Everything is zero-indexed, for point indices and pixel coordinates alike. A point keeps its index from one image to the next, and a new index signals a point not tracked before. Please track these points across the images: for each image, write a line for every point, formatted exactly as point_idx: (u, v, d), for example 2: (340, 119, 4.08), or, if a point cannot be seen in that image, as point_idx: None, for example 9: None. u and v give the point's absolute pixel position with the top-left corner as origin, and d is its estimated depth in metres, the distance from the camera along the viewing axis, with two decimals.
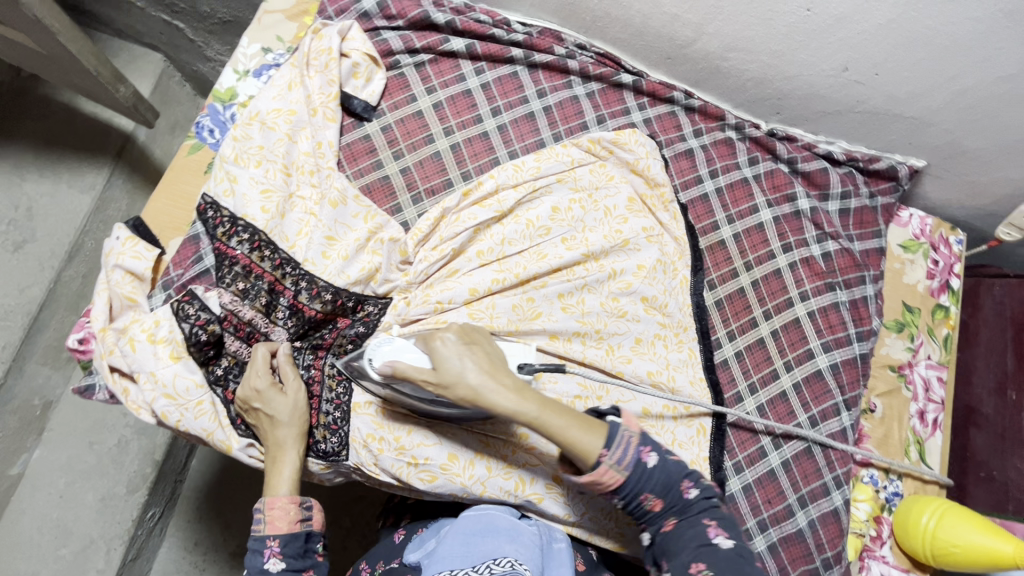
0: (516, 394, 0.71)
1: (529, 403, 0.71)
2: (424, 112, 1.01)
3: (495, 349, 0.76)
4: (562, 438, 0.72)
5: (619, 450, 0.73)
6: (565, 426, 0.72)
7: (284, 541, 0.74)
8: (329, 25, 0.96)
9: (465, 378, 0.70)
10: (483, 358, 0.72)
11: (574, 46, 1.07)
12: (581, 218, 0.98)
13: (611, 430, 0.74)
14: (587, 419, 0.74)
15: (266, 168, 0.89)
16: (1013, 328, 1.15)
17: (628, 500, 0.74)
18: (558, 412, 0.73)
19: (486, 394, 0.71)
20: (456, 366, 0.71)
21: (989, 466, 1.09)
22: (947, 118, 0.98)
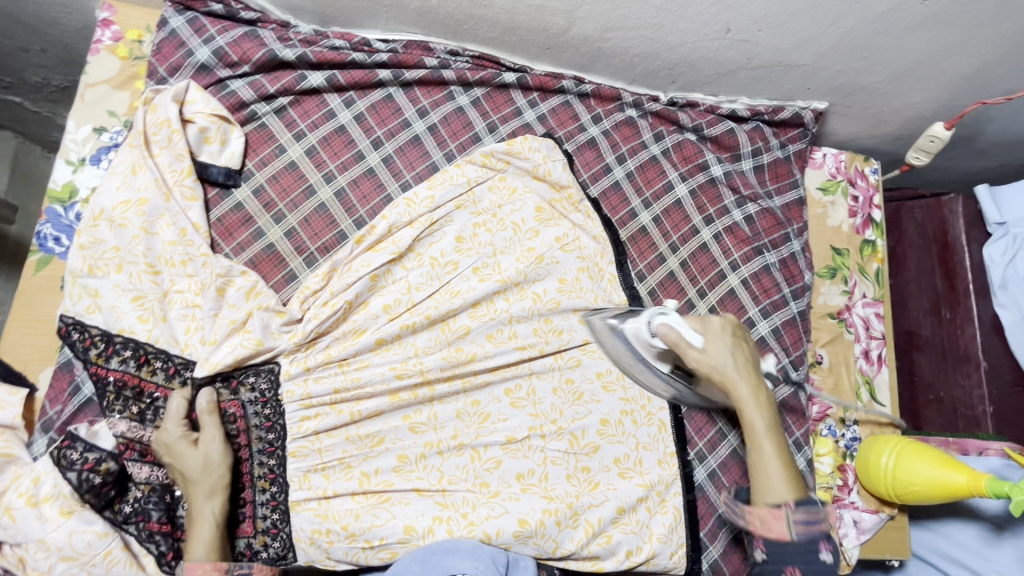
0: (761, 403, 0.84)
1: (759, 418, 0.83)
2: (297, 163, 0.91)
3: (754, 354, 0.88)
4: (760, 459, 0.82)
5: (803, 515, 0.76)
6: (774, 453, 0.81)
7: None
8: (162, 91, 0.85)
9: (722, 365, 0.84)
10: (747, 360, 0.86)
11: (447, 54, 0.98)
12: (489, 242, 0.92)
13: (808, 496, 0.78)
14: (795, 474, 0.81)
15: (129, 271, 0.79)
16: (937, 248, 1.16)
17: (771, 558, 0.77)
18: (773, 442, 0.82)
19: (735, 383, 0.84)
20: (725, 352, 0.85)
21: (936, 387, 1.12)
22: (838, 60, 0.95)
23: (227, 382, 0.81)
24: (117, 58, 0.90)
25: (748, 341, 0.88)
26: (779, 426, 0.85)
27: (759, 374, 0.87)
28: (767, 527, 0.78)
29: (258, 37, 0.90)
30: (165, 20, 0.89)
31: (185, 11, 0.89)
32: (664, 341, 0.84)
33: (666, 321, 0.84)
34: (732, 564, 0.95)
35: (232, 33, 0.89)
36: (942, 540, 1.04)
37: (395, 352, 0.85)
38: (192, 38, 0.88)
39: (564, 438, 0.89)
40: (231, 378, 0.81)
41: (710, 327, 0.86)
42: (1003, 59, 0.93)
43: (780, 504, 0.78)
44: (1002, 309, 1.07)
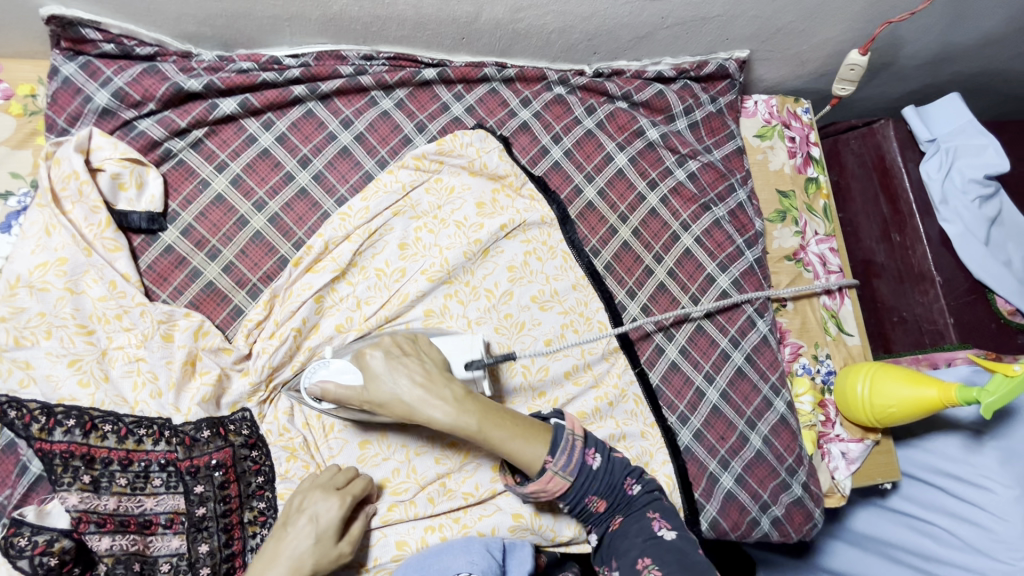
0: (447, 403, 0.70)
1: (465, 421, 0.69)
2: (224, 195, 0.88)
3: (427, 362, 0.73)
4: (497, 448, 0.71)
5: (563, 457, 0.72)
6: (508, 439, 0.70)
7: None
8: (62, 142, 0.79)
9: (397, 395, 0.70)
10: (419, 373, 0.71)
11: (360, 60, 0.95)
12: (433, 243, 0.92)
13: (555, 437, 0.73)
14: (531, 428, 0.73)
15: (59, 336, 0.75)
16: (878, 173, 1.18)
17: (574, 505, 0.76)
18: (497, 425, 0.70)
19: (423, 416, 0.69)
20: (387, 386, 0.71)
21: (899, 309, 1.13)
22: (749, 5, 0.95)
23: (180, 440, 0.75)
24: (11, 116, 0.86)
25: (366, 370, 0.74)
26: (491, 405, 0.72)
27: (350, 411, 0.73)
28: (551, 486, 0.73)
29: (159, 71, 0.86)
30: (56, 68, 0.84)
31: (76, 56, 0.84)
32: (330, 399, 0.75)
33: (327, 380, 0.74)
34: (731, 518, 0.94)
35: (131, 71, 0.85)
36: (928, 455, 1.06)
37: None
38: (88, 84, 0.84)
39: None
40: (216, 425, 0.78)
41: (375, 366, 0.72)
42: None
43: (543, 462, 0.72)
44: (946, 224, 1.11)
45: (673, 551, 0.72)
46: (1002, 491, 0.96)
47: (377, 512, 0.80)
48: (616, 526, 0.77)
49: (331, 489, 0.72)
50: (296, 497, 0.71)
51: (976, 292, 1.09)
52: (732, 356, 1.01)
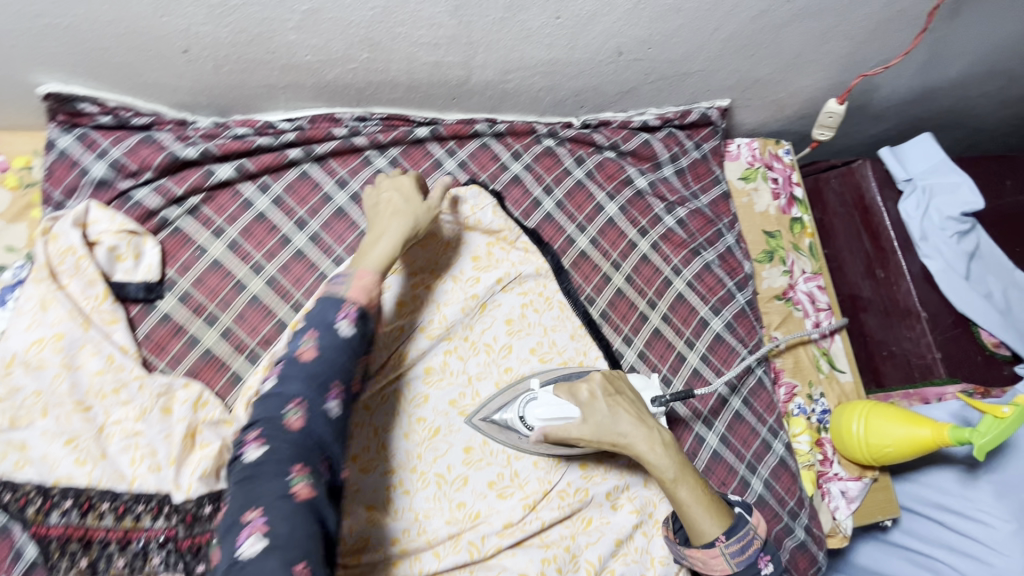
0: (661, 448, 0.80)
1: (666, 468, 0.79)
2: (221, 260, 0.88)
3: (636, 403, 0.84)
4: (683, 510, 0.79)
5: (736, 545, 0.77)
6: (694, 499, 0.78)
7: (363, 310, 0.72)
8: (59, 218, 0.80)
9: (619, 430, 0.80)
10: (634, 410, 0.82)
11: (355, 121, 0.97)
12: (430, 299, 0.93)
13: (736, 521, 0.79)
14: (718, 507, 0.79)
15: (56, 414, 0.74)
16: (859, 212, 1.22)
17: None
18: (689, 486, 0.79)
19: (632, 450, 0.80)
20: (607, 417, 0.81)
21: (888, 343, 1.15)
22: (728, 61, 0.99)
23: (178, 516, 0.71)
24: (6, 189, 0.86)
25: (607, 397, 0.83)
26: (689, 465, 0.81)
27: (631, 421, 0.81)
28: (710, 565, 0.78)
29: (156, 141, 0.87)
30: (52, 141, 0.84)
31: (73, 128, 0.84)
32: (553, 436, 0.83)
33: (535, 405, 0.85)
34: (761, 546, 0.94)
35: (127, 142, 0.86)
36: (927, 489, 1.07)
37: (355, 437, 0.85)
38: (84, 156, 0.85)
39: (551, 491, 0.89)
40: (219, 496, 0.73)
41: (591, 397, 0.83)
42: (876, 35, 0.98)
43: (712, 543, 0.77)
44: (928, 260, 1.15)
45: None
46: (1001, 525, 0.97)
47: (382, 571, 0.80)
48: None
49: (409, 198, 0.82)
50: (378, 188, 0.84)
51: (961, 325, 1.13)
52: (730, 400, 1.02)
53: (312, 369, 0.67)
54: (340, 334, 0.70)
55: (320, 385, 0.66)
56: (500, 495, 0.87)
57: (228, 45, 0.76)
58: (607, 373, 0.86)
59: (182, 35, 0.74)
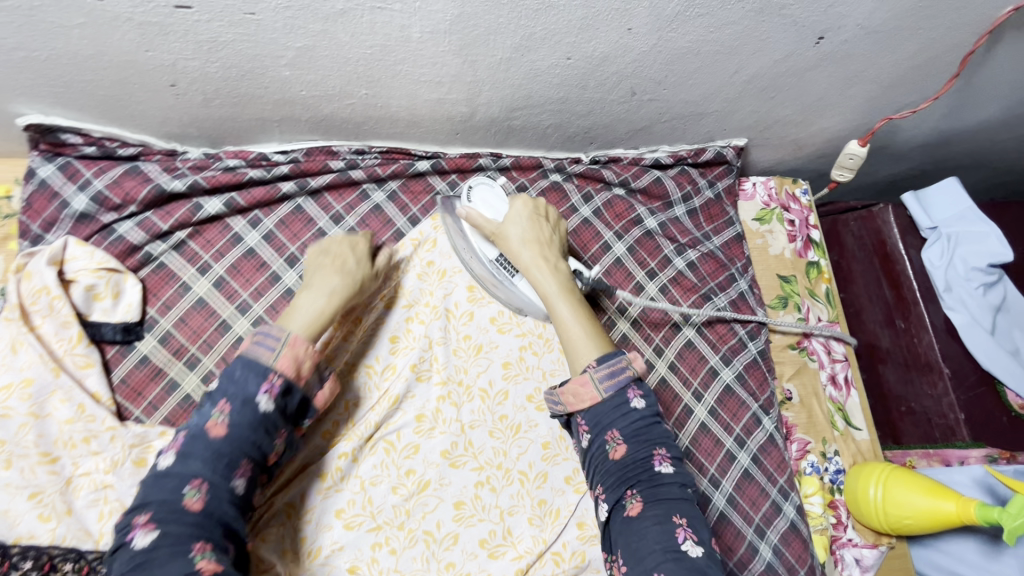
0: (550, 270, 0.84)
1: (552, 284, 0.84)
2: (206, 298, 0.84)
3: (560, 241, 0.89)
4: (562, 327, 0.81)
5: (605, 369, 0.74)
6: (572, 313, 0.81)
7: (288, 384, 0.68)
8: (34, 254, 0.76)
9: (522, 237, 0.85)
10: (542, 238, 0.86)
11: (353, 154, 0.93)
12: (423, 334, 0.90)
13: (612, 351, 0.77)
14: (595, 330, 0.80)
15: (20, 466, 0.69)
16: (878, 258, 1.18)
17: (595, 435, 0.74)
18: (569, 305, 0.82)
19: (532, 267, 0.84)
20: (519, 233, 0.86)
21: (907, 399, 1.10)
22: (747, 102, 0.94)
23: None
24: None
25: (553, 228, 0.89)
26: (581, 302, 0.83)
27: (553, 247, 0.87)
28: (578, 396, 0.74)
29: (142, 172, 0.83)
30: (33, 170, 0.81)
31: (55, 157, 0.81)
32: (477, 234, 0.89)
33: (476, 194, 0.88)
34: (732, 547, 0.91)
35: (111, 173, 0.82)
36: (946, 557, 0.97)
37: (340, 491, 0.81)
38: (66, 187, 0.81)
39: (545, 556, 0.84)
40: None
41: (518, 217, 0.87)
42: (904, 80, 0.93)
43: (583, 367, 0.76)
44: (952, 312, 1.09)
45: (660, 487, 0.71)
46: None
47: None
48: (634, 509, 0.70)
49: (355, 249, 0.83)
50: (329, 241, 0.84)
51: (986, 383, 1.06)
52: (738, 457, 0.97)
53: (219, 447, 0.64)
54: (258, 410, 0.66)
55: (227, 464, 0.64)
56: (492, 555, 0.83)
57: (219, 79, 0.72)
58: (547, 203, 0.91)
59: (169, 69, 0.70)
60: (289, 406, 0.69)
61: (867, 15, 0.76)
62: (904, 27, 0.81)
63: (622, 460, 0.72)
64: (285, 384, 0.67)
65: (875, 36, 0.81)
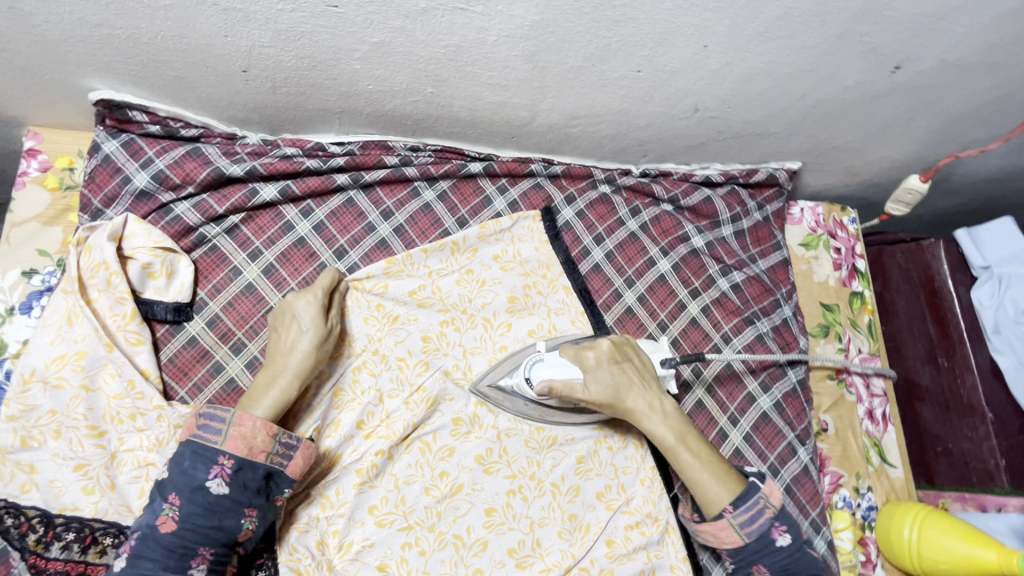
0: (660, 416, 0.82)
1: (668, 433, 0.81)
2: (255, 284, 0.85)
3: (643, 365, 0.85)
4: (687, 474, 0.79)
5: (745, 514, 0.76)
6: (697, 463, 0.79)
7: (240, 463, 0.67)
8: (96, 229, 0.77)
9: (616, 391, 0.82)
10: (637, 375, 0.83)
11: (407, 151, 0.92)
12: (457, 342, 0.89)
13: (747, 489, 0.78)
14: (723, 472, 0.79)
15: (69, 437, 0.70)
16: (924, 293, 1.15)
17: (740, 566, 0.78)
18: (691, 450, 0.80)
19: (642, 415, 0.82)
20: (612, 386, 0.82)
21: (944, 440, 1.08)
22: (809, 127, 0.92)
23: None
24: (46, 189, 0.83)
25: (632, 357, 0.85)
26: (688, 425, 0.83)
27: (630, 358, 0.84)
28: (720, 539, 0.78)
29: (202, 154, 0.83)
30: (98, 145, 0.82)
31: (119, 133, 0.82)
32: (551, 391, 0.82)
33: (542, 369, 0.82)
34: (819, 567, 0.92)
35: (173, 153, 0.83)
36: None
37: (374, 488, 0.80)
38: (128, 163, 0.81)
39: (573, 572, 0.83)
40: None
41: (597, 360, 0.82)
42: (974, 115, 0.91)
43: (722, 511, 0.77)
44: (999, 355, 1.06)
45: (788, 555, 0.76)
46: None
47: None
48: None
49: (306, 310, 0.77)
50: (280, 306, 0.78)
51: None
52: (771, 485, 0.95)
53: (169, 541, 0.63)
54: (209, 494, 0.65)
55: (181, 556, 0.64)
56: (519, 565, 0.82)
57: (290, 68, 0.72)
58: (614, 335, 0.85)
59: (243, 55, 0.70)
60: (251, 482, 0.67)
61: (949, 47, 0.74)
62: (984, 62, 0.79)
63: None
64: (235, 465, 0.66)
65: (953, 69, 0.79)
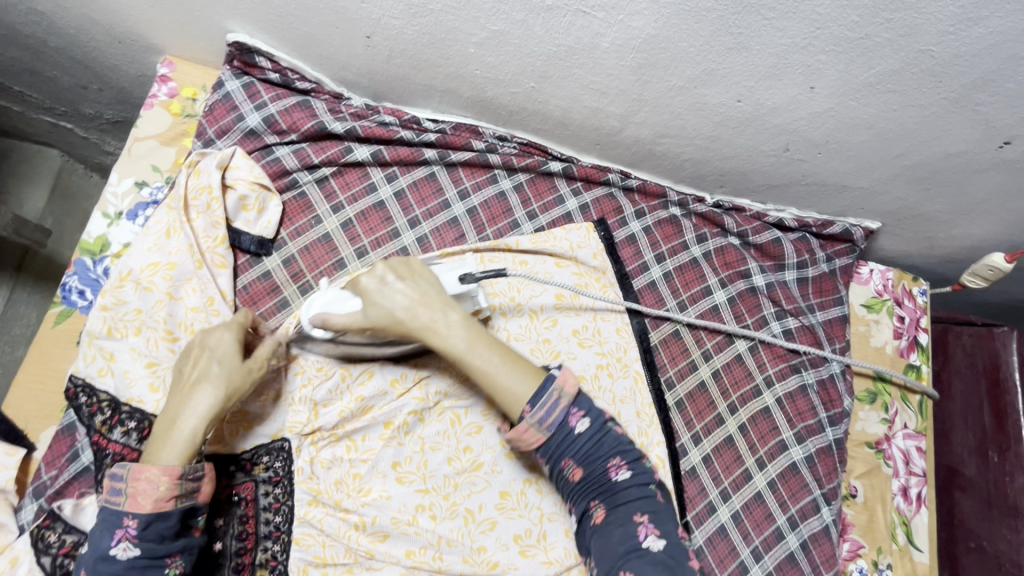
0: (447, 321, 0.74)
1: (457, 335, 0.73)
2: (331, 235, 0.90)
3: (427, 277, 0.76)
4: (487, 380, 0.73)
5: (543, 411, 0.71)
6: (491, 362, 0.73)
7: (146, 521, 0.63)
8: (208, 155, 0.84)
9: (392, 309, 0.73)
10: (415, 289, 0.74)
11: (495, 138, 0.97)
12: (503, 327, 0.90)
13: (545, 382, 0.72)
14: (520, 365, 0.74)
15: (147, 336, 0.77)
16: (986, 381, 1.08)
17: (551, 465, 0.73)
18: (486, 350, 0.73)
19: (433, 327, 0.73)
20: (382, 299, 0.73)
21: (979, 535, 1.04)
22: (898, 187, 0.91)
23: (240, 465, 0.79)
24: (169, 113, 0.91)
25: (416, 264, 0.77)
26: (482, 329, 0.76)
27: (406, 272, 0.75)
28: (525, 439, 0.72)
29: (310, 107, 0.90)
30: (222, 82, 0.89)
31: (242, 75, 0.89)
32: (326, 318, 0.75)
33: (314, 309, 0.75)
34: None
35: (285, 101, 0.89)
36: None
37: (400, 445, 0.83)
38: (244, 103, 0.88)
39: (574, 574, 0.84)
40: (243, 460, 0.79)
41: (371, 283, 0.74)
42: None
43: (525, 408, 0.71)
44: None
45: (620, 495, 0.72)
46: None
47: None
48: (599, 517, 0.73)
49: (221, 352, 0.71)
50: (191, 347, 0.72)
51: None
52: (787, 536, 0.93)
53: None
54: (118, 559, 0.62)
55: None
56: (522, 553, 0.83)
57: (410, 42, 0.78)
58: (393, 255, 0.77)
59: (371, 22, 0.75)
60: (164, 532, 0.64)
61: None
62: None
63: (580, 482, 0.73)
64: (141, 524, 0.63)
65: None
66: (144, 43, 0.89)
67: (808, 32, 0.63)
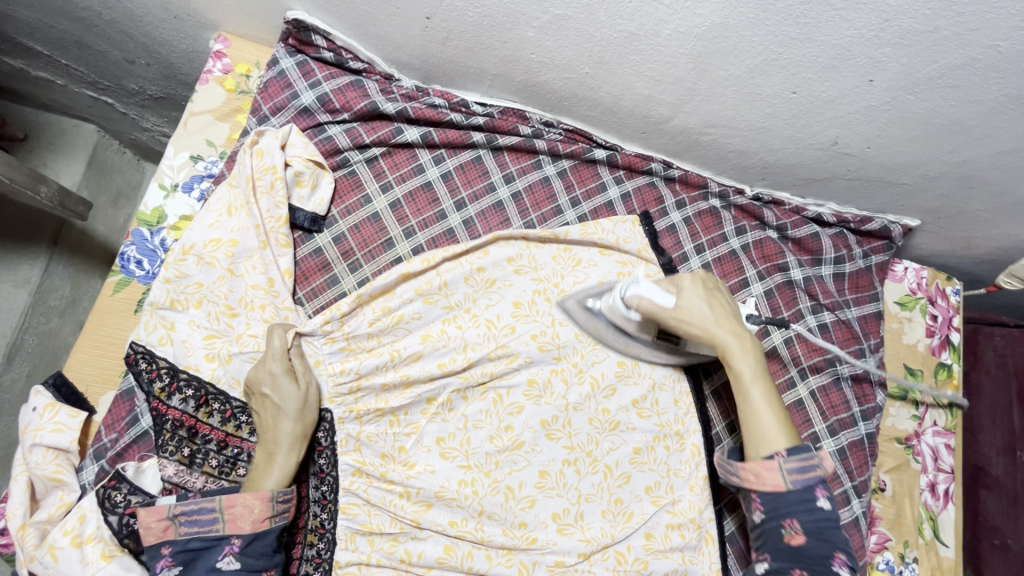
0: (746, 351, 0.81)
1: (744, 367, 0.81)
2: (380, 214, 0.91)
3: (734, 306, 0.86)
4: (752, 415, 0.78)
5: (797, 463, 0.73)
6: (761, 403, 0.78)
7: (248, 539, 0.68)
8: (266, 132, 0.85)
9: (704, 320, 0.82)
10: (728, 310, 0.84)
11: (541, 124, 0.97)
12: (548, 311, 0.90)
13: (802, 445, 0.75)
14: (785, 421, 0.77)
15: (208, 310, 0.79)
16: (1017, 382, 1.09)
17: (772, 516, 0.73)
18: (762, 391, 0.79)
19: (716, 339, 0.82)
20: (701, 308, 0.83)
21: (1003, 533, 1.05)
22: (943, 185, 0.91)
23: None
24: (224, 89, 0.93)
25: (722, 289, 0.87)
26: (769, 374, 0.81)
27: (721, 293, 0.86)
28: (761, 478, 0.74)
29: (363, 87, 0.91)
30: (276, 60, 0.90)
31: (297, 54, 0.90)
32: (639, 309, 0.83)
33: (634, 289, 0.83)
34: None
35: (339, 81, 0.90)
36: None
37: (444, 421, 0.85)
38: (299, 81, 0.90)
39: (609, 556, 0.86)
40: None
41: (679, 287, 0.84)
42: None
43: (774, 453, 0.74)
44: None
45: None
46: None
47: (434, 554, 0.81)
48: None
49: (280, 384, 0.75)
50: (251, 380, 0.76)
51: None
52: None
53: None
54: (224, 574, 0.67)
55: None
56: (560, 530, 0.86)
57: (469, 24, 0.78)
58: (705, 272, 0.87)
59: (433, 3, 0.76)
60: (263, 549, 0.69)
61: None
62: None
63: (799, 549, 0.71)
64: (244, 543, 0.68)
65: None
66: (200, 19, 0.90)
67: (875, 24, 0.64)
